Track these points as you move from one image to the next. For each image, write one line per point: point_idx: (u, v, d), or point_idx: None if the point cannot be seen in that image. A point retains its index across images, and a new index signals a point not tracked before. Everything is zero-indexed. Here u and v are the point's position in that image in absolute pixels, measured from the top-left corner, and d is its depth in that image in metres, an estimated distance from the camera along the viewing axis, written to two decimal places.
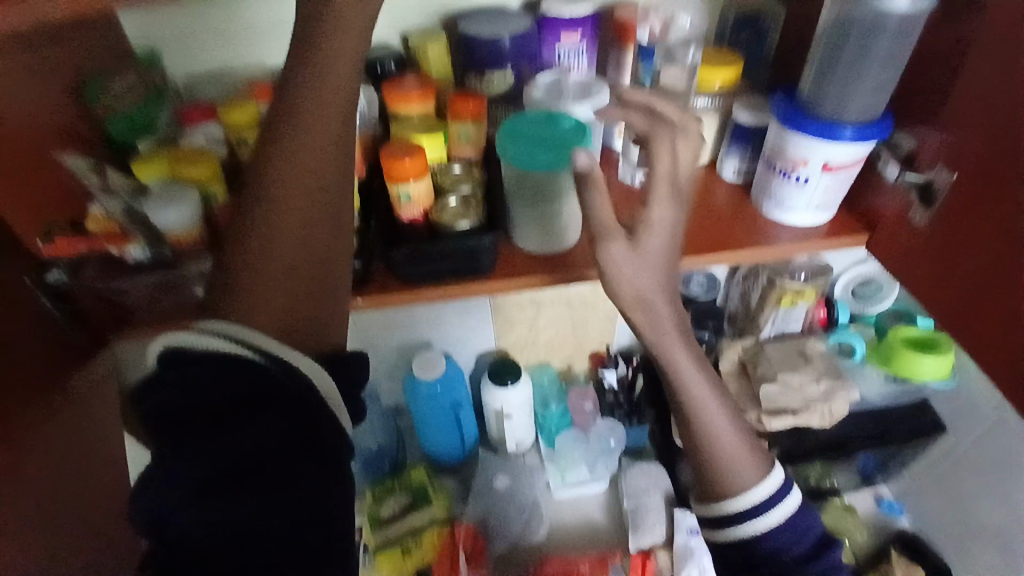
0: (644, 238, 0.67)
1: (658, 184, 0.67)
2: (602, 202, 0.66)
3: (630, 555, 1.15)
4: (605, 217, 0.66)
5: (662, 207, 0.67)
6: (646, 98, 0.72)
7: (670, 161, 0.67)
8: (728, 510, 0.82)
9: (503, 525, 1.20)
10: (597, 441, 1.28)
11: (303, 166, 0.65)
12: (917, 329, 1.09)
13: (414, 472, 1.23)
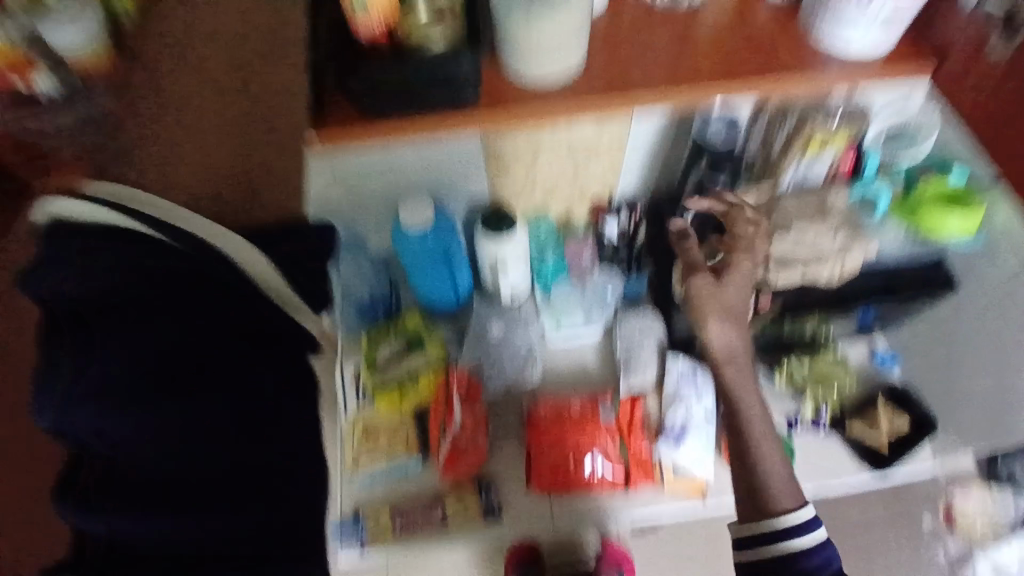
0: (726, 274, 0.93)
1: (738, 247, 0.95)
2: (692, 249, 0.96)
3: (620, 397, 1.20)
4: (692, 257, 0.95)
5: (742, 258, 0.94)
6: (724, 194, 1.00)
7: (748, 234, 0.96)
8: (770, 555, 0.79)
9: (497, 369, 1.24)
10: (594, 290, 1.26)
11: None
12: (951, 182, 0.97)
13: (408, 319, 1.22)
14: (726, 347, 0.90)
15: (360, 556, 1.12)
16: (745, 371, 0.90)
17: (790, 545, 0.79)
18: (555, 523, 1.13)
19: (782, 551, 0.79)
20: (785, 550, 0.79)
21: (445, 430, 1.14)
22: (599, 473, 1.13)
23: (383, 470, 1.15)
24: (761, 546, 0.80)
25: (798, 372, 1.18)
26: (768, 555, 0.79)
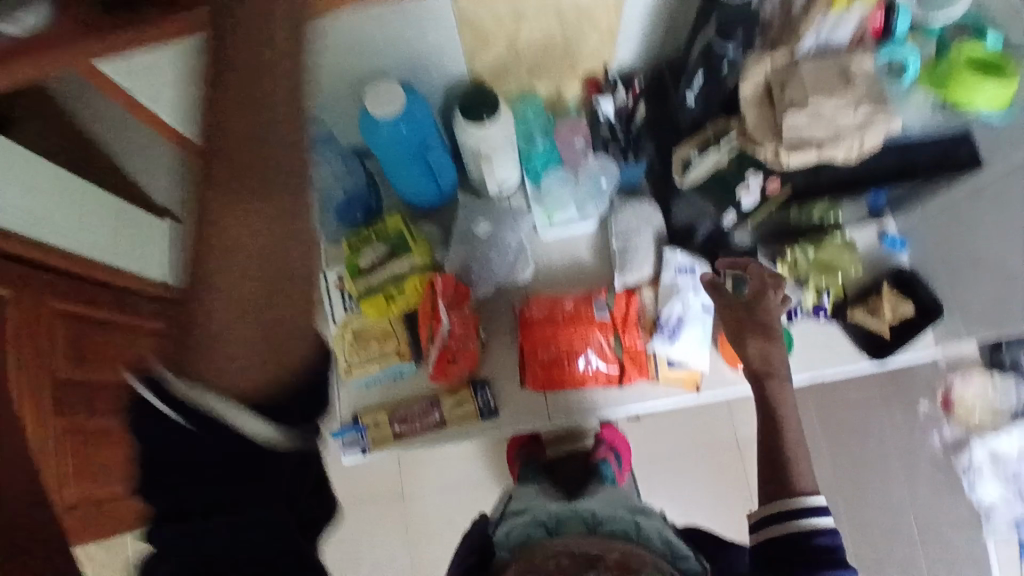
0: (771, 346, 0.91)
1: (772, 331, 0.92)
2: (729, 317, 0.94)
3: (615, 292, 1.15)
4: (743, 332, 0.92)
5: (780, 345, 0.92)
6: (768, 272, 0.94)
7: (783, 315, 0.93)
8: (788, 533, 0.77)
9: (486, 268, 1.16)
10: (588, 180, 1.17)
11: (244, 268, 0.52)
12: (986, 48, 0.87)
13: (390, 220, 1.15)
14: (763, 359, 0.92)
15: (363, 455, 1.18)
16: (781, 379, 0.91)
17: (809, 523, 0.77)
18: (551, 418, 1.16)
19: (802, 529, 0.77)
20: (806, 527, 0.77)
21: (432, 336, 1.06)
22: (593, 370, 1.12)
23: (377, 374, 1.16)
24: (782, 527, 0.78)
25: (803, 259, 1.13)
26: (787, 533, 0.77)
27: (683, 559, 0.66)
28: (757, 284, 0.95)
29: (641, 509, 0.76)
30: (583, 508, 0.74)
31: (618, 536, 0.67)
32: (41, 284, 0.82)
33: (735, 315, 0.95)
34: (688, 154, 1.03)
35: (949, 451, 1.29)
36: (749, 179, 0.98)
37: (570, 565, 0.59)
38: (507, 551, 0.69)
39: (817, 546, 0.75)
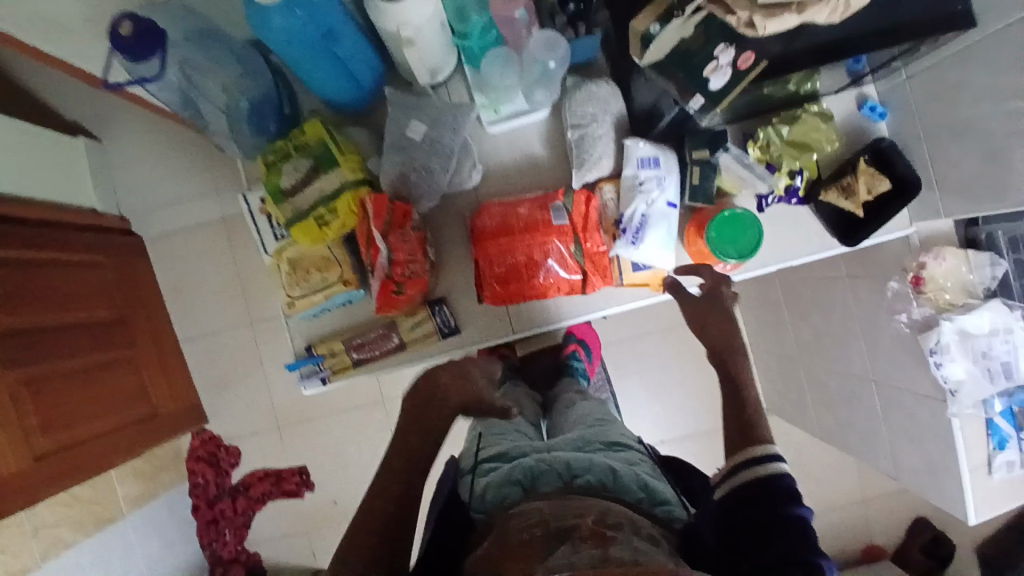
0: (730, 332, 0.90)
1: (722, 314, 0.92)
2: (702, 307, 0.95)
3: (573, 192, 1.04)
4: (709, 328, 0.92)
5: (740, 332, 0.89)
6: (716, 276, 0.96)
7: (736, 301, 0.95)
8: (758, 475, 0.72)
9: (428, 179, 1.00)
10: (533, 61, 0.97)
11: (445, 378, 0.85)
12: None
13: (308, 129, 0.99)
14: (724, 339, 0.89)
15: (324, 385, 1.13)
16: (740, 354, 0.88)
17: (779, 468, 0.72)
18: (514, 332, 1.11)
19: (770, 471, 0.72)
20: (775, 469, 0.72)
21: (373, 265, 0.96)
22: (555, 278, 1.04)
23: (324, 303, 1.08)
24: (753, 469, 0.72)
25: (775, 140, 1.04)
26: (757, 475, 0.72)
27: (660, 503, 0.75)
28: (711, 282, 0.97)
29: (616, 446, 0.84)
30: (556, 457, 0.77)
31: (592, 488, 0.72)
32: None
33: (689, 307, 0.95)
34: (647, 27, 0.85)
35: (918, 331, 1.15)
36: (719, 56, 0.84)
37: (542, 536, 0.60)
38: (482, 512, 0.74)
39: (785, 486, 0.70)
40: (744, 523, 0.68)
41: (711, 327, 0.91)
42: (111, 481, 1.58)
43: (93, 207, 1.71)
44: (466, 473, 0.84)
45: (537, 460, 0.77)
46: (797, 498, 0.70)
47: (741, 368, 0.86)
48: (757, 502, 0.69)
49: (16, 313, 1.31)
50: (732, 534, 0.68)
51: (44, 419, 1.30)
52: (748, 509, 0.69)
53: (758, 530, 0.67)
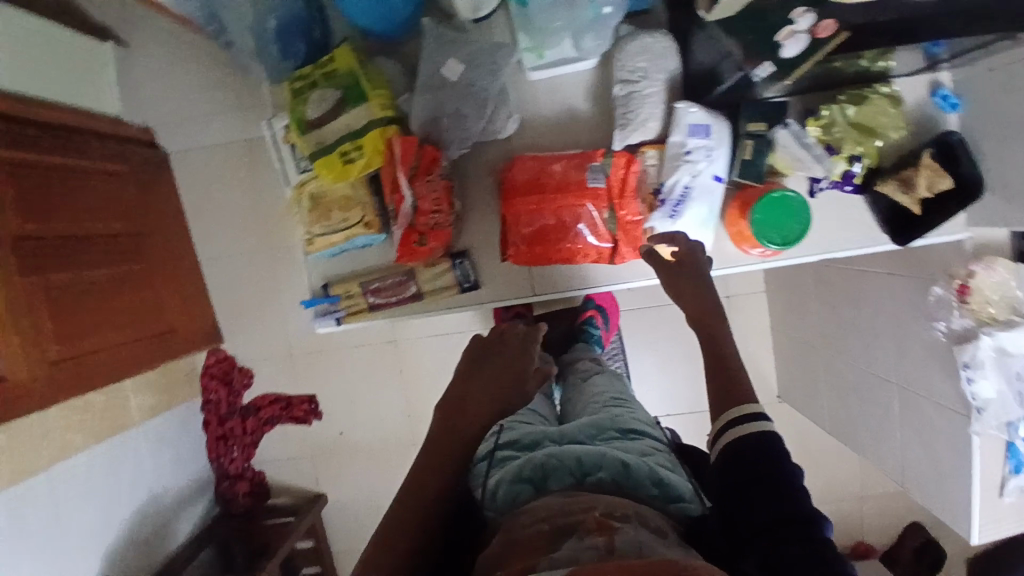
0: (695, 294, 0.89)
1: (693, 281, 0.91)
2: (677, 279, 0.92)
3: (613, 152, 0.98)
4: (685, 300, 0.90)
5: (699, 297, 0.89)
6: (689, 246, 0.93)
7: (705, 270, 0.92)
8: (745, 435, 0.72)
9: (459, 124, 0.94)
10: (586, 3, 0.89)
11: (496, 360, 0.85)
12: None
13: (338, 57, 0.93)
14: (697, 307, 0.88)
15: (338, 325, 1.11)
16: (718, 318, 0.87)
17: (765, 426, 0.73)
18: (534, 293, 1.07)
19: (756, 429, 0.72)
20: (760, 429, 0.72)
21: (397, 212, 0.93)
22: (584, 243, 0.99)
23: (343, 245, 1.04)
24: (740, 430, 0.73)
25: (840, 119, 0.95)
26: (745, 435, 0.72)
27: (676, 500, 0.73)
28: (685, 249, 0.93)
29: (631, 435, 0.86)
30: (567, 452, 0.76)
31: (605, 486, 0.72)
32: None
33: (664, 275, 0.93)
34: None
35: (952, 343, 1.10)
36: (796, 22, 0.76)
37: (549, 532, 0.62)
38: (495, 511, 0.74)
39: (771, 443, 0.71)
40: (737, 481, 0.68)
41: (686, 291, 0.91)
42: (124, 392, 1.63)
43: (117, 116, 1.70)
44: (482, 464, 0.84)
45: (547, 456, 0.76)
46: (785, 452, 0.70)
47: (721, 337, 0.84)
48: (746, 460, 0.70)
49: (35, 222, 1.30)
50: (727, 495, 0.69)
51: (59, 325, 1.31)
52: (738, 467, 0.70)
53: (751, 484, 0.67)
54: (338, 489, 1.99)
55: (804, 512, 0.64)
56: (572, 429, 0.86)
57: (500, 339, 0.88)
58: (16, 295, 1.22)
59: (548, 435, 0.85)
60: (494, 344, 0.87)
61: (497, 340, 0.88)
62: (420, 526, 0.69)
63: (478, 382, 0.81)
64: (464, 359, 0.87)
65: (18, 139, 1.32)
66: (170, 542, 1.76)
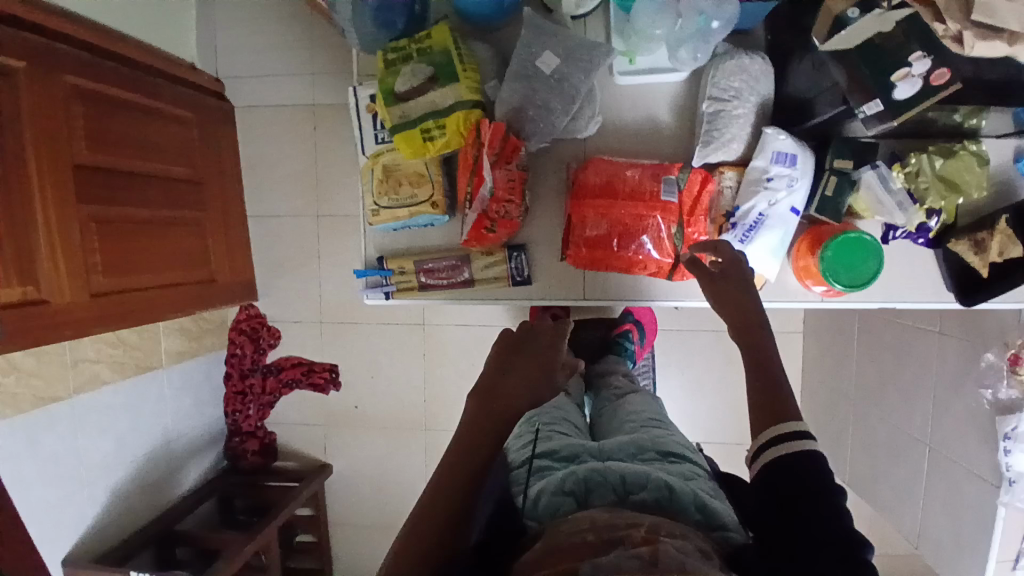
0: (734, 303, 0.88)
1: (733, 292, 0.89)
2: (726, 293, 0.89)
3: (691, 169, 0.97)
4: (727, 316, 0.88)
5: (732, 310, 0.88)
6: (733, 261, 0.91)
7: (747, 291, 0.89)
8: (791, 451, 0.71)
9: (545, 120, 0.93)
10: (694, 14, 0.87)
11: (530, 362, 0.83)
12: None
13: (435, 34, 0.93)
14: (739, 316, 0.86)
15: (386, 300, 1.11)
16: (759, 327, 0.84)
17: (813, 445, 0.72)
18: (584, 297, 1.07)
19: (801, 447, 0.72)
20: (804, 448, 0.71)
21: (472, 196, 0.94)
22: (645, 256, 0.98)
23: (406, 221, 1.04)
24: (786, 446, 0.72)
25: (927, 169, 0.92)
26: (792, 453, 0.71)
27: (719, 528, 0.71)
28: (730, 261, 0.91)
29: (672, 457, 0.84)
30: (611, 468, 0.76)
31: (648, 506, 0.71)
32: (56, 57, 1.24)
33: (708, 284, 0.91)
34: (842, 11, 0.74)
35: (995, 412, 1.08)
36: (913, 65, 0.71)
37: (595, 542, 0.61)
38: (535, 520, 0.73)
39: (818, 461, 0.70)
40: (784, 501, 0.68)
41: (726, 301, 0.89)
42: (156, 333, 1.66)
43: (191, 64, 1.73)
44: (520, 473, 0.83)
45: (590, 471, 0.76)
46: (830, 471, 0.70)
47: (766, 345, 0.82)
48: (793, 478, 0.69)
49: (98, 152, 1.32)
50: (774, 513, 0.69)
51: (107, 259, 1.33)
52: (783, 485, 0.69)
53: (797, 503, 0.67)
54: (344, 461, 2.00)
55: (846, 532, 0.64)
56: (612, 446, 0.85)
57: (531, 336, 0.88)
58: (70, 224, 1.24)
59: (587, 449, 0.85)
60: (526, 343, 0.86)
61: (533, 337, 0.87)
62: (453, 522, 0.68)
63: (513, 370, 0.81)
64: (496, 350, 0.85)
65: (96, 69, 1.34)
66: (177, 487, 1.78)
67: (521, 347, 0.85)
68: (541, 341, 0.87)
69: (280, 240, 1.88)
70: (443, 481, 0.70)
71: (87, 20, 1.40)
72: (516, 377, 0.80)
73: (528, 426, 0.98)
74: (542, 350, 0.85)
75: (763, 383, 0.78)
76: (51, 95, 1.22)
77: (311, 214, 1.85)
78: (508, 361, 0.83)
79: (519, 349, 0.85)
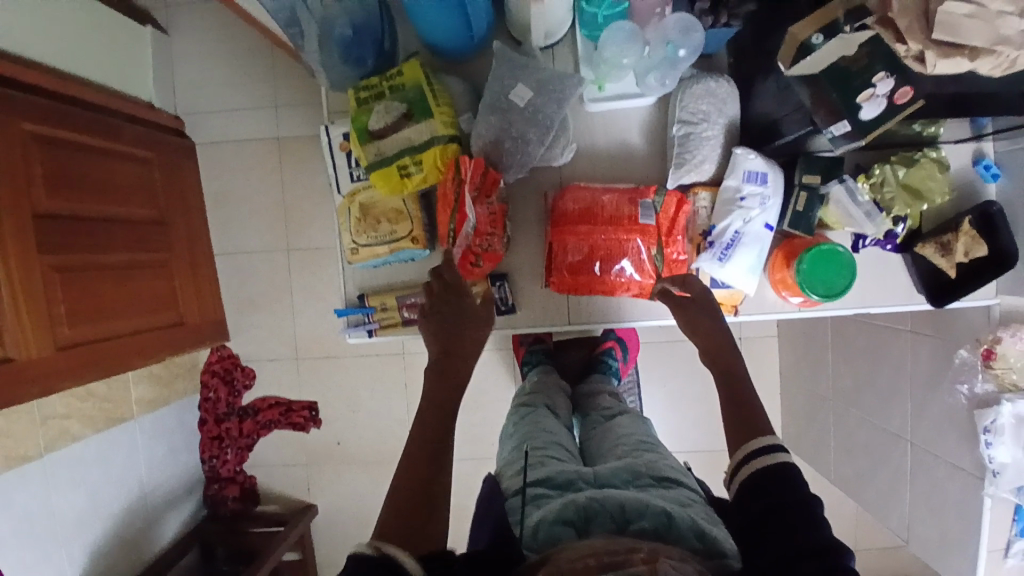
0: (704, 327, 0.94)
1: (699, 316, 0.95)
2: (701, 320, 0.95)
3: (666, 190, 0.99)
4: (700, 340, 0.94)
5: (703, 337, 0.94)
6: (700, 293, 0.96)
7: (713, 319, 0.94)
8: (762, 466, 0.76)
9: (522, 151, 0.94)
10: (662, 43, 0.90)
11: (466, 338, 0.89)
12: None
13: (407, 71, 0.93)
14: (709, 340, 0.93)
15: (369, 337, 1.09)
16: (730, 356, 0.91)
17: (779, 458, 0.76)
18: (569, 322, 1.07)
19: (775, 461, 0.76)
20: (778, 459, 0.75)
21: (454, 232, 0.93)
22: (627, 279, 1.00)
23: (386, 257, 1.04)
24: (751, 465, 0.77)
25: (891, 179, 0.96)
26: (757, 469, 0.76)
27: (718, 556, 0.68)
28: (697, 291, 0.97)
29: (666, 483, 0.82)
30: (610, 495, 0.74)
31: (647, 535, 0.69)
32: (11, 104, 1.20)
33: (680, 314, 0.97)
34: (806, 36, 0.76)
35: (973, 407, 1.12)
36: (877, 86, 0.75)
37: (595, 568, 0.59)
38: (533, 550, 0.70)
39: (788, 473, 0.74)
40: (755, 516, 0.71)
41: (700, 329, 0.94)
42: (126, 381, 1.59)
43: (149, 103, 1.69)
44: (513, 500, 0.81)
45: (589, 499, 0.74)
46: (805, 483, 0.73)
47: (738, 371, 0.89)
48: (762, 493, 0.73)
49: (58, 197, 1.27)
50: (756, 525, 0.71)
51: (72, 310, 1.28)
52: (761, 499, 0.72)
53: (770, 516, 0.70)
54: (329, 500, 1.94)
55: (828, 540, 0.65)
56: (607, 472, 0.84)
57: (447, 305, 0.91)
58: (32, 276, 1.19)
59: (581, 476, 0.83)
60: (448, 306, 0.91)
61: (451, 302, 0.91)
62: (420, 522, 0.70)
63: (460, 343, 0.88)
64: (429, 329, 0.90)
65: (54, 114, 1.30)
66: (156, 541, 1.70)
67: (453, 325, 0.90)
68: (457, 307, 0.91)
69: (251, 275, 1.84)
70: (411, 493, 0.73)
71: (42, 63, 1.35)
72: (459, 350, 0.88)
73: (518, 453, 0.96)
74: (465, 314, 0.91)
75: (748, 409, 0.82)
76: (10, 145, 1.18)
77: (281, 249, 1.82)
78: (446, 356, 0.87)
79: (445, 331, 0.89)
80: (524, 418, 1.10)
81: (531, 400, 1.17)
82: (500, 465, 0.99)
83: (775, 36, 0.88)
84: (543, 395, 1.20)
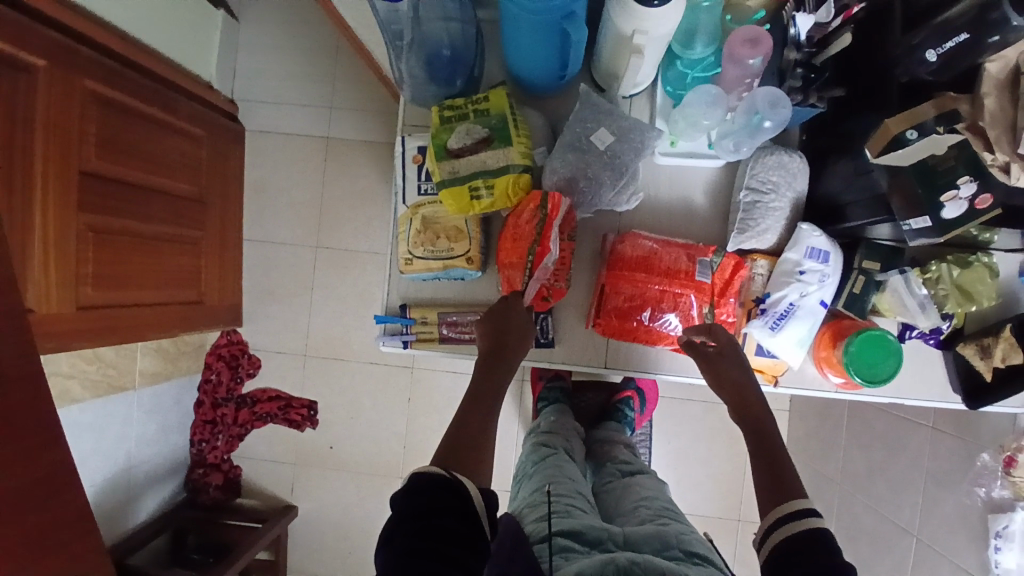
0: (724, 374, 0.96)
1: (724, 365, 0.96)
2: (730, 370, 0.95)
3: (725, 252, 1.00)
4: (728, 396, 0.96)
5: (726, 391, 0.96)
6: (726, 342, 0.97)
7: (740, 378, 0.95)
8: (794, 531, 0.74)
9: (593, 190, 0.96)
10: (749, 112, 0.88)
11: (512, 340, 0.96)
12: None
13: (493, 96, 0.94)
14: (738, 399, 0.95)
15: (403, 348, 1.08)
16: (756, 418, 0.93)
17: (812, 522, 0.74)
18: (605, 366, 1.06)
19: (809, 526, 0.74)
20: (812, 525, 0.73)
21: (535, 262, 0.95)
22: (673, 333, 1.00)
23: (438, 272, 1.04)
24: (779, 532, 0.75)
25: (946, 277, 0.96)
26: (790, 535, 0.74)
27: None
28: (724, 341, 0.97)
29: (695, 558, 0.81)
30: (651, 563, 0.74)
31: None
32: (80, 62, 1.18)
33: (705, 365, 0.97)
34: (901, 131, 0.76)
35: (987, 510, 1.11)
36: (961, 188, 0.76)
37: None
38: None
39: (823, 539, 0.71)
40: None
41: (727, 381, 0.96)
42: (134, 350, 1.57)
43: (209, 82, 1.70)
44: (541, 548, 0.81)
45: (630, 561, 0.73)
46: (841, 551, 0.70)
47: (770, 433, 0.91)
48: (796, 559, 0.71)
49: (106, 160, 1.25)
50: None
51: (99, 273, 1.24)
52: (792, 564, 0.70)
53: None
54: (310, 504, 1.88)
55: None
56: (636, 536, 0.84)
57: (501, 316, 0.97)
58: (70, 234, 1.16)
59: (611, 537, 0.83)
60: (500, 318, 0.97)
61: (503, 314, 0.97)
62: (449, 513, 0.70)
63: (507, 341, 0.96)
64: (479, 331, 0.99)
65: (118, 77, 1.28)
66: (131, 518, 1.65)
67: (510, 338, 0.96)
68: (507, 318, 0.97)
69: (275, 266, 1.83)
70: (446, 486, 0.73)
71: (117, 27, 1.35)
72: (511, 349, 0.96)
73: (539, 497, 0.95)
74: (518, 325, 0.97)
75: (782, 481, 0.81)
76: (76, 104, 1.17)
77: (310, 244, 1.82)
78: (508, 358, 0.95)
79: (491, 347, 0.96)
80: (545, 460, 1.09)
81: (551, 441, 1.16)
82: (520, 506, 0.98)
83: (859, 123, 0.90)
84: (561, 437, 1.19)
